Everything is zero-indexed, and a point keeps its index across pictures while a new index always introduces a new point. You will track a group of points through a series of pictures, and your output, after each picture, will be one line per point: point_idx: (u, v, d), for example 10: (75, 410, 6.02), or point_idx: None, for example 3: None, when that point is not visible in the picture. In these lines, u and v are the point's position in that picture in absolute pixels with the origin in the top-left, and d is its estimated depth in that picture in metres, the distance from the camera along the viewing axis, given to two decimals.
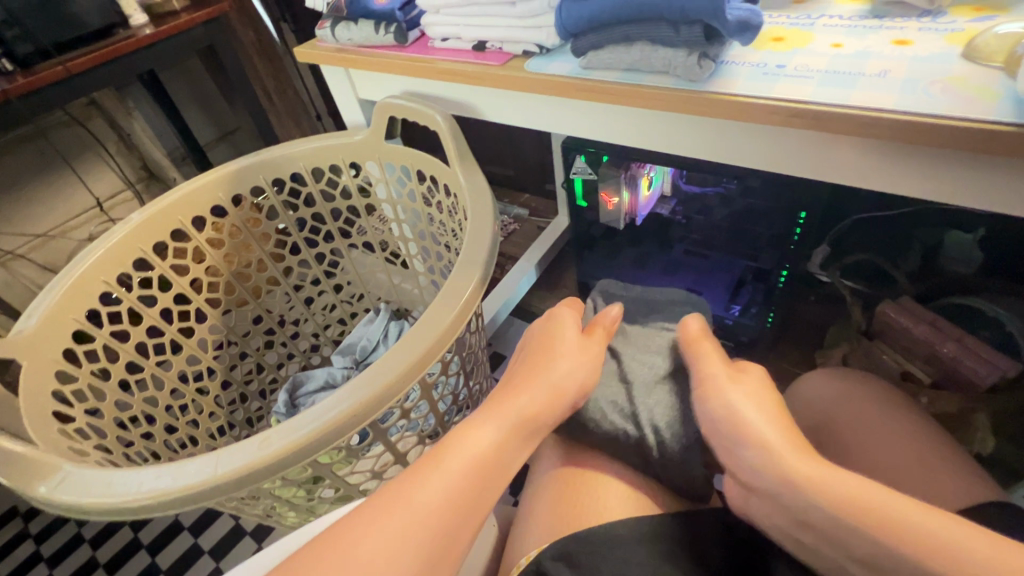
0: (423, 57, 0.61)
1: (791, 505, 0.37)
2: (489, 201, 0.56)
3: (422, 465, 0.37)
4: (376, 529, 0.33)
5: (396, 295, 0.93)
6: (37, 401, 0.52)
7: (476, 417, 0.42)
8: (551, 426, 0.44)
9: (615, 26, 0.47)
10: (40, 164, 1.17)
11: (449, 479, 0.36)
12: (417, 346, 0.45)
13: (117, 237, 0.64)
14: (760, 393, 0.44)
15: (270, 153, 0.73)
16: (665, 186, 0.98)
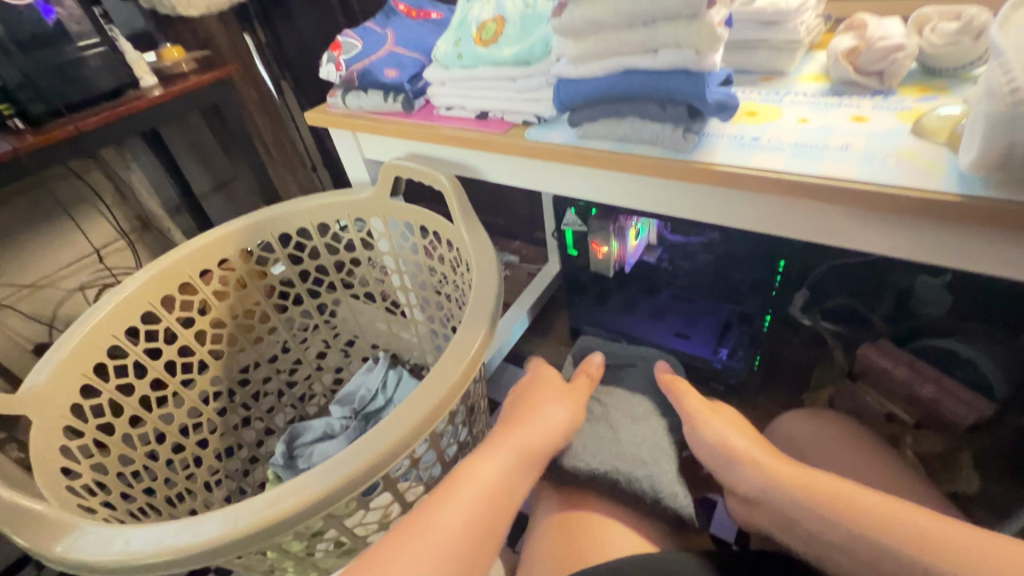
0: (428, 123, 0.66)
1: (805, 513, 0.42)
2: (492, 256, 0.60)
3: (444, 495, 0.42)
4: (413, 549, 0.38)
5: (394, 343, 0.95)
6: (43, 458, 0.53)
7: (484, 453, 0.48)
8: (550, 457, 0.51)
9: (608, 103, 0.52)
10: (38, 215, 1.19)
11: (466, 500, 0.42)
12: (426, 399, 0.47)
13: (128, 292, 0.66)
14: (734, 424, 0.55)
15: (278, 209, 0.76)
16: (653, 235, 1.00)
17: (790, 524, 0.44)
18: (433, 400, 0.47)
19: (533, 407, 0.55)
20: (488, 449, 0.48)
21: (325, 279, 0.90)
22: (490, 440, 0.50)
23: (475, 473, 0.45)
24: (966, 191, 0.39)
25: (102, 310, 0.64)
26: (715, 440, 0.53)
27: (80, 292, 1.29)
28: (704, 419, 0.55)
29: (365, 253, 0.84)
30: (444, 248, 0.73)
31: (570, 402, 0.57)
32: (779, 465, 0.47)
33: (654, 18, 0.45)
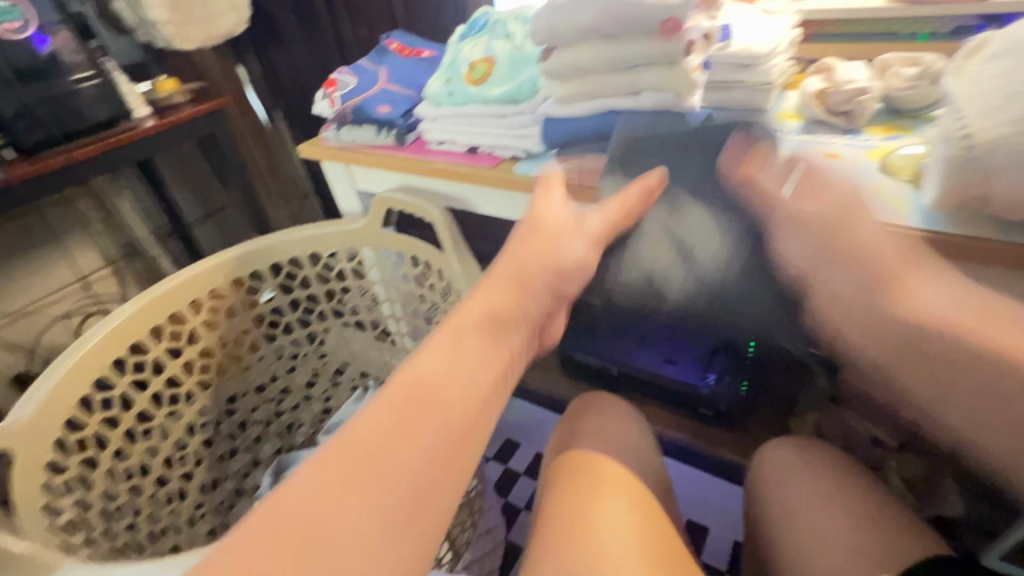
0: (420, 157, 0.68)
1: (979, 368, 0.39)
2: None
3: (404, 411, 0.35)
4: (370, 485, 0.32)
5: (385, 371, 0.94)
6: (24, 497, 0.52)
7: (454, 350, 0.40)
8: (517, 327, 0.44)
9: (594, 140, 0.54)
10: (25, 244, 1.18)
11: (395, 401, 0.36)
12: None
13: (117, 323, 0.66)
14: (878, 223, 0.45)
15: (271, 239, 0.77)
16: None
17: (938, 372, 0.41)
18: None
19: (519, 284, 0.46)
20: (457, 346, 0.40)
21: (316, 307, 0.90)
22: (460, 329, 0.41)
23: (444, 382, 0.37)
24: (930, 227, 0.43)
25: (89, 342, 0.64)
26: (842, 250, 0.44)
27: (64, 320, 1.27)
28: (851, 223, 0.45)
29: (356, 281, 0.85)
30: (435, 277, 0.74)
31: (557, 256, 0.48)
32: (920, 298, 0.42)
33: (636, 63, 0.48)
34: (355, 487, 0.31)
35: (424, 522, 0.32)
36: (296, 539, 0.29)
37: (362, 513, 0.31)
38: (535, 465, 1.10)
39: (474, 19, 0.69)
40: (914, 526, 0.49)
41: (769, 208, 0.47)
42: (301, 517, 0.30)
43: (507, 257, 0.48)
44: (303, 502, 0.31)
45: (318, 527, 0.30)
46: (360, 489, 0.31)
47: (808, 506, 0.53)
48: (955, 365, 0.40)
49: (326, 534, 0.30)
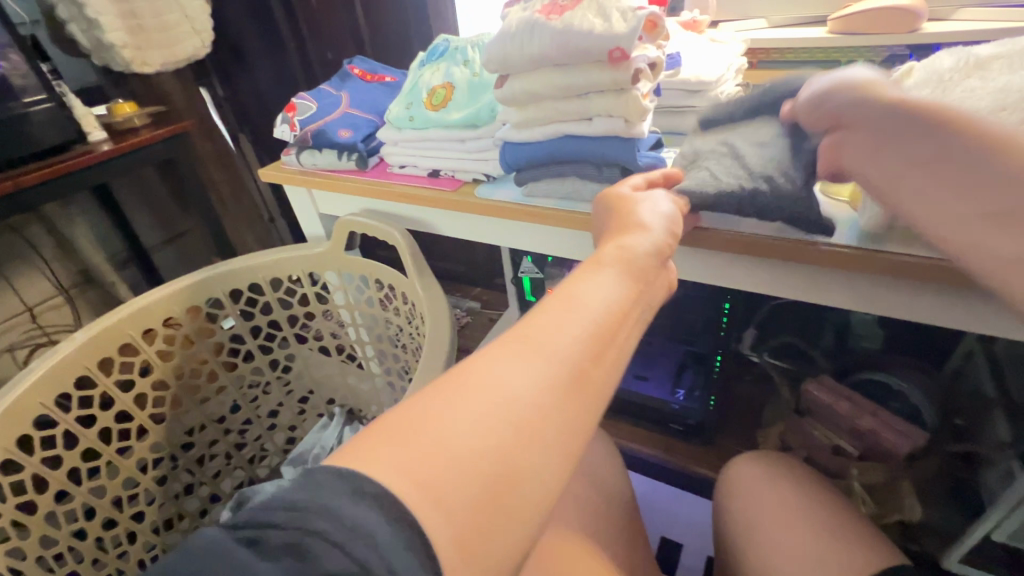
0: (382, 181, 0.68)
1: None
2: (445, 312, 0.61)
3: (557, 313, 0.31)
4: (518, 372, 0.28)
5: (352, 397, 0.92)
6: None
7: (606, 269, 0.35)
8: (659, 262, 0.38)
9: (550, 164, 0.55)
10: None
11: (552, 312, 0.31)
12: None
13: (60, 357, 0.63)
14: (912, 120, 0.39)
15: (228, 265, 0.75)
16: None
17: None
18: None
19: (642, 223, 0.40)
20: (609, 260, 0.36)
21: (279, 333, 0.87)
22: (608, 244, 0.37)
23: (595, 290, 0.33)
24: (863, 247, 0.44)
25: (29, 378, 0.60)
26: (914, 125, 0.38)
27: (8, 354, 1.20)
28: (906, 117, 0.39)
29: (320, 305, 0.83)
30: (400, 302, 0.73)
31: (651, 211, 0.42)
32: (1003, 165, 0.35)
33: (586, 91, 0.50)
34: (502, 374, 0.28)
35: (574, 435, 0.27)
36: (446, 407, 0.26)
37: (513, 416, 0.26)
38: None
39: (434, 45, 0.70)
40: (871, 536, 0.50)
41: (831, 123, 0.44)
42: (447, 392, 0.27)
43: (608, 221, 0.43)
44: (452, 379, 0.28)
45: (470, 404, 0.26)
46: (506, 374, 0.28)
47: (773, 520, 0.54)
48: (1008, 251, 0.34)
49: (474, 406, 0.26)
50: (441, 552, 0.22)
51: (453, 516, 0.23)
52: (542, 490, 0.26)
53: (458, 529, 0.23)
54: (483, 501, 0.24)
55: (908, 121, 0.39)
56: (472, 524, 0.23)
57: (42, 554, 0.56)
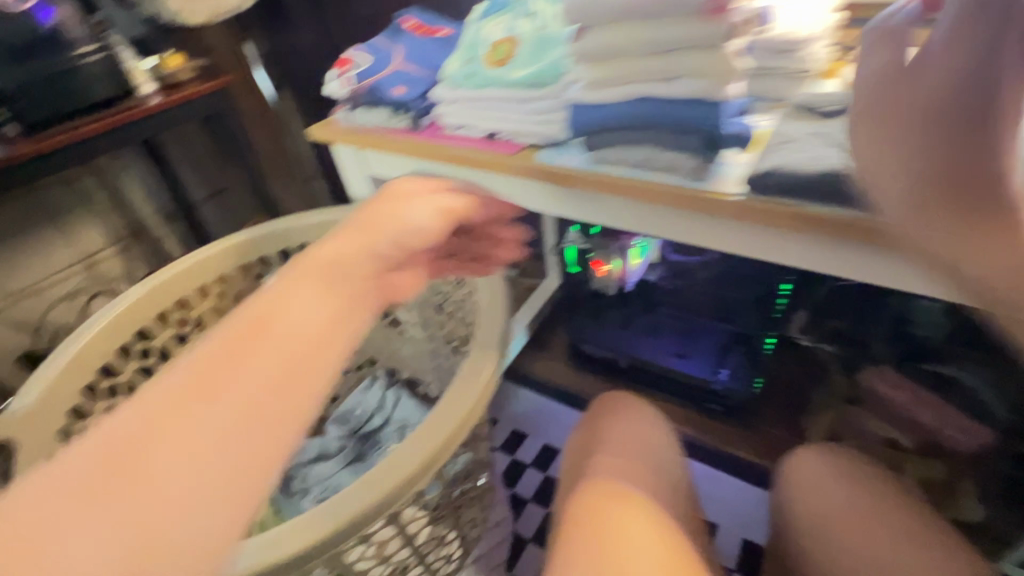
0: (435, 142, 0.65)
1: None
2: (500, 284, 0.60)
3: (235, 361, 0.33)
4: (186, 426, 0.30)
5: (394, 361, 0.94)
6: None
7: (304, 289, 0.39)
8: (365, 270, 0.43)
9: (622, 128, 0.51)
10: (28, 222, 1.16)
11: (230, 343, 0.34)
12: (439, 433, 0.46)
13: (120, 310, 0.65)
14: None
15: (277, 225, 0.74)
16: (654, 254, 1.07)
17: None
18: (447, 435, 0.46)
19: (370, 237, 0.45)
20: (311, 283, 0.39)
21: None
22: (306, 270, 0.40)
23: (284, 320, 0.36)
24: None
25: (93, 328, 0.63)
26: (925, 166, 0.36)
27: (71, 300, 1.25)
28: None
29: None
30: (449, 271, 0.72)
31: (393, 221, 0.47)
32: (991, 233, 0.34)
33: (672, 48, 0.45)
34: (163, 439, 0.29)
35: (263, 464, 0.31)
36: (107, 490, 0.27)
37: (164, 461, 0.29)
38: (543, 456, 1.11)
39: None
40: (936, 535, 0.49)
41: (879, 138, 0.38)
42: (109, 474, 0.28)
43: (365, 213, 0.47)
44: (101, 455, 0.28)
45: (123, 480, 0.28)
46: (177, 432, 0.30)
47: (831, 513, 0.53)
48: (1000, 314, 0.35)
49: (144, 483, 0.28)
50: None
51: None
52: (212, 524, 0.29)
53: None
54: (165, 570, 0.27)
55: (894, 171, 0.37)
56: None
57: None
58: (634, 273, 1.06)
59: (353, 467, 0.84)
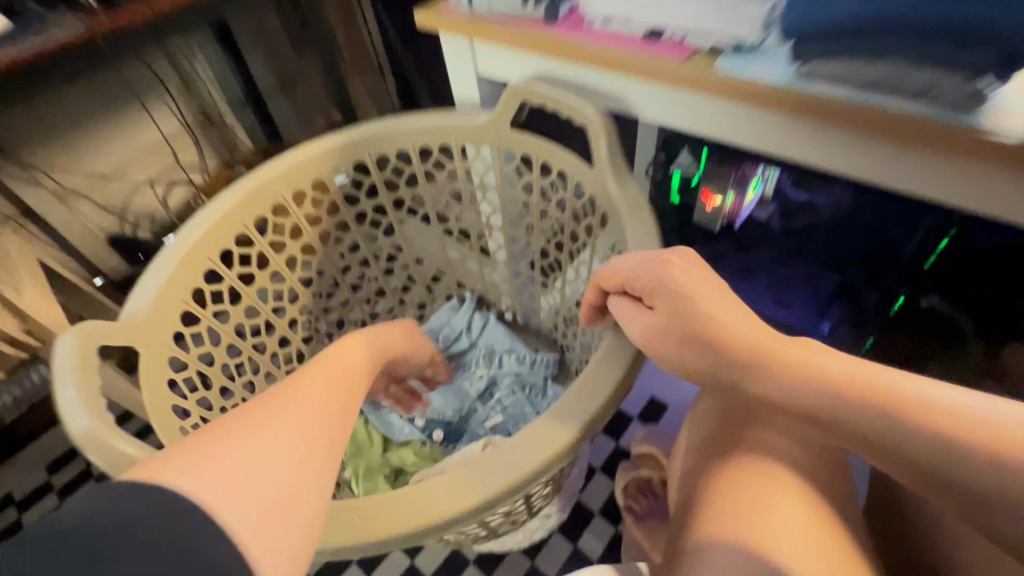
0: (574, 39, 0.54)
1: (803, 398, 0.42)
2: (650, 221, 0.50)
3: (331, 381, 0.42)
4: (304, 417, 0.38)
5: (483, 285, 0.88)
6: (156, 402, 0.51)
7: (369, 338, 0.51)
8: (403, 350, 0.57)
9: (867, 36, 0.40)
10: (102, 96, 1.09)
11: (324, 369, 0.43)
12: (593, 400, 0.43)
13: (220, 211, 0.60)
14: (720, 301, 0.45)
15: (377, 125, 0.67)
16: (768, 188, 0.93)
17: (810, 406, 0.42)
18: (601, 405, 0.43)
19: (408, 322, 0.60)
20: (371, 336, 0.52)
21: (419, 210, 0.81)
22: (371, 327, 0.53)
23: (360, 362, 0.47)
24: None
25: (195, 230, 0.58)
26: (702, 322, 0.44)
27: (148, 186, 1.21)
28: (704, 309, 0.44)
29: (469, 185, 0.74)
30: (572, 194, 0.63)
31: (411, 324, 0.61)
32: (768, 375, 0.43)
33: None
34: (288, 423, 0.37)
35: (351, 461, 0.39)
36: (256, 428, 0.35)
37: (289, 442, 0.35)
38: None
39: None
40: None
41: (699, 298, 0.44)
42: (252, 421, 0.36)
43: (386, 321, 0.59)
44: (234, 435, 0.34)
45: (260, 451, 0.34)
46: (306, 408, 0.38)
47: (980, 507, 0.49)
48: (806, 397, 0.42)
49: (278, 429, 0.36)
50: (247, 541, 0.30)
51: (265, 506, 0.32)
52: (316, 504, 0.35)
53: (271, 511, 0.32)
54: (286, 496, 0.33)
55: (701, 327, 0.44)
56: (281, 505, 0.33)
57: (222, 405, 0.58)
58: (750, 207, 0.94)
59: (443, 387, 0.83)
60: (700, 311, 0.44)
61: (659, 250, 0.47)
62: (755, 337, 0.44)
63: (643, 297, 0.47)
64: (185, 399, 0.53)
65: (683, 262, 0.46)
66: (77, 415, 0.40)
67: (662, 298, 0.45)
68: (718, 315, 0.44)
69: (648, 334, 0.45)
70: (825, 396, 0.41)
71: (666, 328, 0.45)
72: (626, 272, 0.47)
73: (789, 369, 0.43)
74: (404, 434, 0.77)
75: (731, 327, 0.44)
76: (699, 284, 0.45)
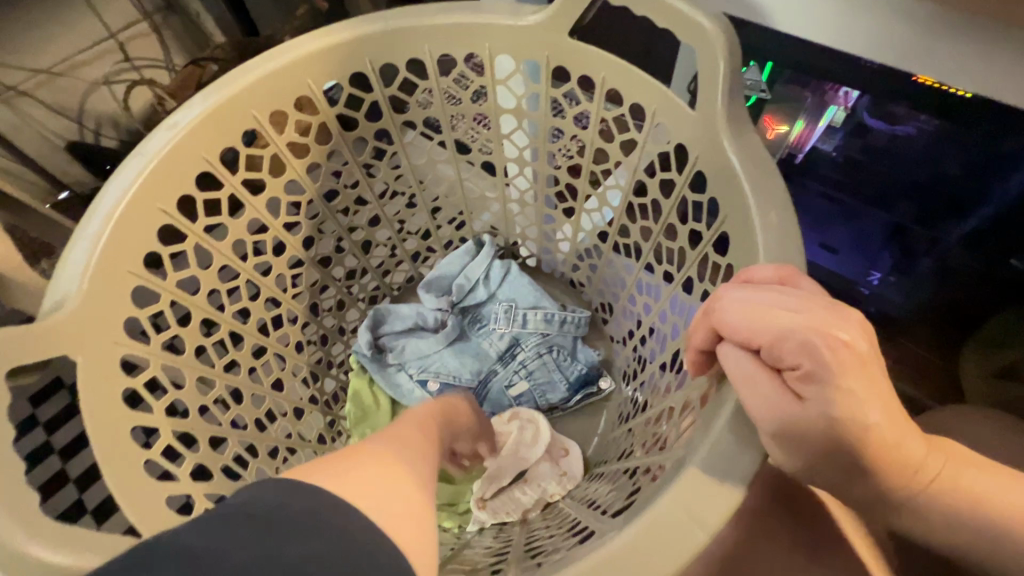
0: None
1: (928, 510, 0.31)
2: (779, 178, 0.37)
3: (424, 430, 0.36)
4: (404, 449, 0.31)
5: (507, 228, 0.74)
6: (104, 427, 0.40)
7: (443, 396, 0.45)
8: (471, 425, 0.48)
9: None
10: None
11: (410, 419, 0.36)
12: (739, 474, 0.29)
13: (172, 145, 0.45)
14: (884, 396, 0.28)
15: (386, 24, 0.50)
16: (839, 117, 0.75)
17: (926, 520, 0.31)
18: (742, 481, 0.29)
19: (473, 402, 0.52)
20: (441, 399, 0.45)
21: (434, 137, 0.65)
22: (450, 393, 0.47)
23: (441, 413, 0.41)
24: None
25: (140, 172, 0.43)
26: (851, 425, 0.28)
27: (105, 85, 1.00)
28: (860, 414, 0.28)
29: (496, 111, 0.59)
30: (644, 132, 0.49)
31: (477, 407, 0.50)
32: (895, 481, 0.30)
33: None
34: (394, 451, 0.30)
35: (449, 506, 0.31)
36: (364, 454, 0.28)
37: (400, 467, 0.28)
38: None
39: None
40: None
41: (862, 408, 0.28)
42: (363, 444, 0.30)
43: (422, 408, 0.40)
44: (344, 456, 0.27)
45: (377, 467, 0.27)
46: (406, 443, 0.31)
47: None
48: (937, 509, 0.30)
49: (394, 452, 0.30)
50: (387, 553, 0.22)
51: (401, 510, 0.25)
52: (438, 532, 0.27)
53: (410, 517, 0.25)
54: (420, 505, 0.27)
55: (844, 439, 0.28)
56: (418, 509, 0.26)
57: (200, 402, 0.47)
58: (820, 137, 0.79)
59: (457, 347, 0.72)
60: (858, 416, 0.28)
61: (832, 312, 0.29)
62: (901, 442, 0.29)
63: (788, 372, 0.29)
64: (149, 414, 0.42)
65: (869, 352, 0.28)
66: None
67: (821, 388, 0.28)
68: (881, 426, 0.28)
69: (782, 430, 0.29)
70: (944, 503, 0.31)
71: (815, 433, 0.28)
72: (776, 330, 0.30)
73: (914, 471, 0.30)
74: (415, 398, 0.69)
75: (886, 435, 0.28)
76: (876, 387, 0.28)
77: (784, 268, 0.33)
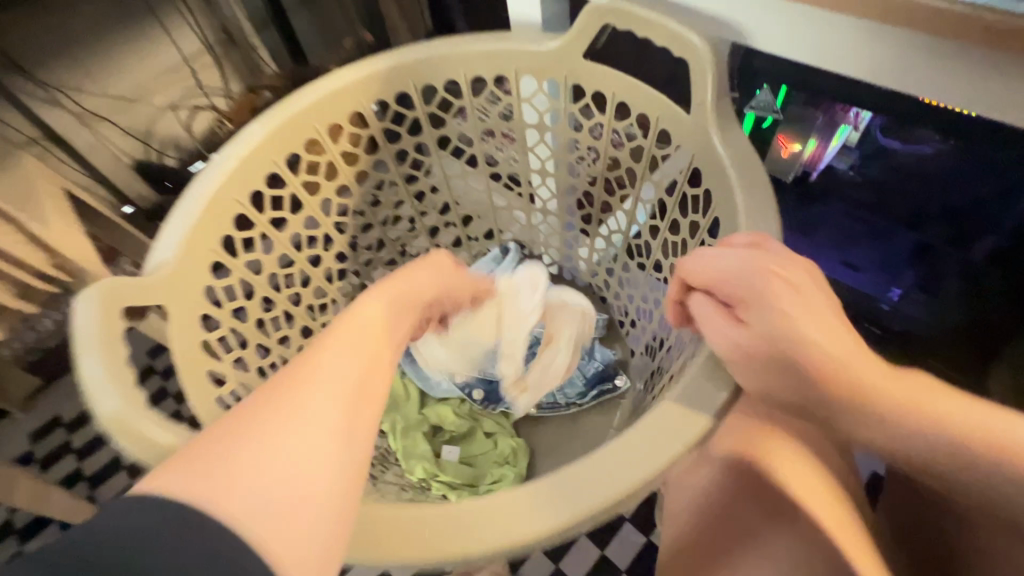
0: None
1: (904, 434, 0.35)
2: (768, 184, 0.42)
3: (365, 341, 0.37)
4: (313, 396, 0.32)
5: (530, 237, 0.80)
6: (189, 377, 0.47)
7: (410, 272, 0.45)
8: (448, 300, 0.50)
9: None
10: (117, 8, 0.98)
11: (351, 327, 0.38)
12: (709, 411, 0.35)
13: (248, 147, 0.53)
14: (825, 318, 0.36)
15: (428, 49, 0.58)
16: (853, 135, 0.80)
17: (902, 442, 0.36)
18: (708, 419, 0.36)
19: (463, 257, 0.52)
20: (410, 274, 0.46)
21: (466, 151, 0.72)
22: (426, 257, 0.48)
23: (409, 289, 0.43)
24: None
25: (222, 167, 0.52)
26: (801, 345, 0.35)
27: (171, 111, 1.12)
28: (804, 333, 0.35)
29: (522, 126, 0.65)
30: (651, 139, 0.55)
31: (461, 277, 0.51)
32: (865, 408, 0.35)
33: None
34: (296, 411, 0.32)
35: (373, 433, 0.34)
36: (257, 431, 0.30)
37: (295, 434, 0.31)
38: None
39: None
40: None
41: (799, 326, 0.35)
42: (270, 393, 0.32)
43: (386, 289, 0.42)
44: (234, 438, 0.30)
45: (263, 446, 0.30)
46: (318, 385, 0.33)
47: None
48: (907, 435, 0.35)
49: (293, 411, 0.32)
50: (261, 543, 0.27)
51: (273, 505, 0.28)
52: (343, 488, 0.31)
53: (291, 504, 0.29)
54: (314, 470, 0.30)
55: (794, 356, 0.35)
56: (313, 482, 0.30)
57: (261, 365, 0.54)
58: (833, 157, 0.82)
59: None
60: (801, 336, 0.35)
61: (778, 257, 0.37)
62: (851, 358, 0.35)
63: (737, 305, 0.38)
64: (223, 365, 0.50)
65: (804, 282, 0.36)
66: (103, 394, 0.37)
67: (764, 314, 0.36)
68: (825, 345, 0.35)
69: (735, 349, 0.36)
70: (919, 432, 0.35)
71: (759, 351, 0.36)
72: (725, 272, 0.38)
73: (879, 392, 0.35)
74: (442, 390, 0.73)
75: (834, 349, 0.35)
76: (816, 313, 0.35)
77: (754, 234, 0.39)
